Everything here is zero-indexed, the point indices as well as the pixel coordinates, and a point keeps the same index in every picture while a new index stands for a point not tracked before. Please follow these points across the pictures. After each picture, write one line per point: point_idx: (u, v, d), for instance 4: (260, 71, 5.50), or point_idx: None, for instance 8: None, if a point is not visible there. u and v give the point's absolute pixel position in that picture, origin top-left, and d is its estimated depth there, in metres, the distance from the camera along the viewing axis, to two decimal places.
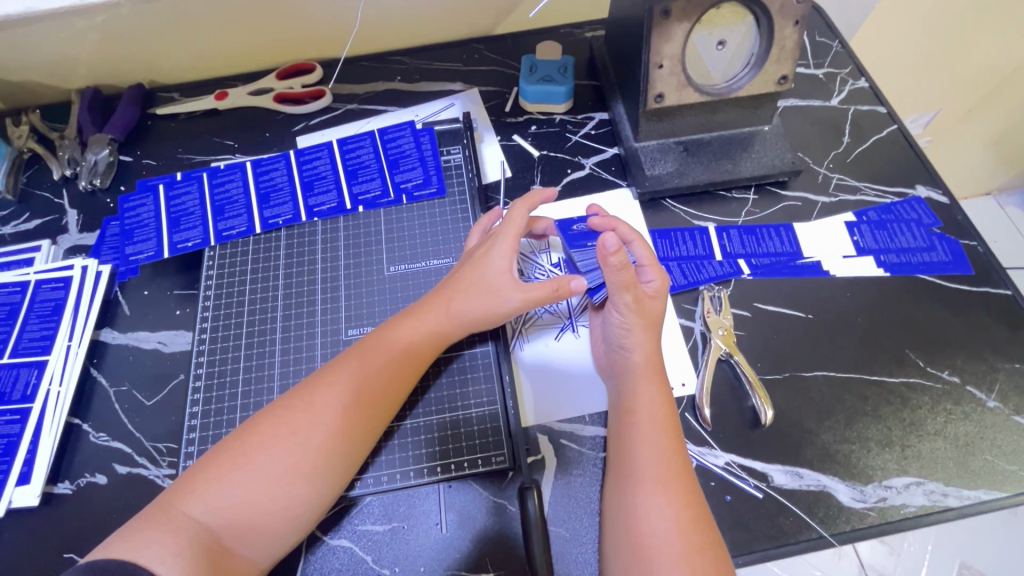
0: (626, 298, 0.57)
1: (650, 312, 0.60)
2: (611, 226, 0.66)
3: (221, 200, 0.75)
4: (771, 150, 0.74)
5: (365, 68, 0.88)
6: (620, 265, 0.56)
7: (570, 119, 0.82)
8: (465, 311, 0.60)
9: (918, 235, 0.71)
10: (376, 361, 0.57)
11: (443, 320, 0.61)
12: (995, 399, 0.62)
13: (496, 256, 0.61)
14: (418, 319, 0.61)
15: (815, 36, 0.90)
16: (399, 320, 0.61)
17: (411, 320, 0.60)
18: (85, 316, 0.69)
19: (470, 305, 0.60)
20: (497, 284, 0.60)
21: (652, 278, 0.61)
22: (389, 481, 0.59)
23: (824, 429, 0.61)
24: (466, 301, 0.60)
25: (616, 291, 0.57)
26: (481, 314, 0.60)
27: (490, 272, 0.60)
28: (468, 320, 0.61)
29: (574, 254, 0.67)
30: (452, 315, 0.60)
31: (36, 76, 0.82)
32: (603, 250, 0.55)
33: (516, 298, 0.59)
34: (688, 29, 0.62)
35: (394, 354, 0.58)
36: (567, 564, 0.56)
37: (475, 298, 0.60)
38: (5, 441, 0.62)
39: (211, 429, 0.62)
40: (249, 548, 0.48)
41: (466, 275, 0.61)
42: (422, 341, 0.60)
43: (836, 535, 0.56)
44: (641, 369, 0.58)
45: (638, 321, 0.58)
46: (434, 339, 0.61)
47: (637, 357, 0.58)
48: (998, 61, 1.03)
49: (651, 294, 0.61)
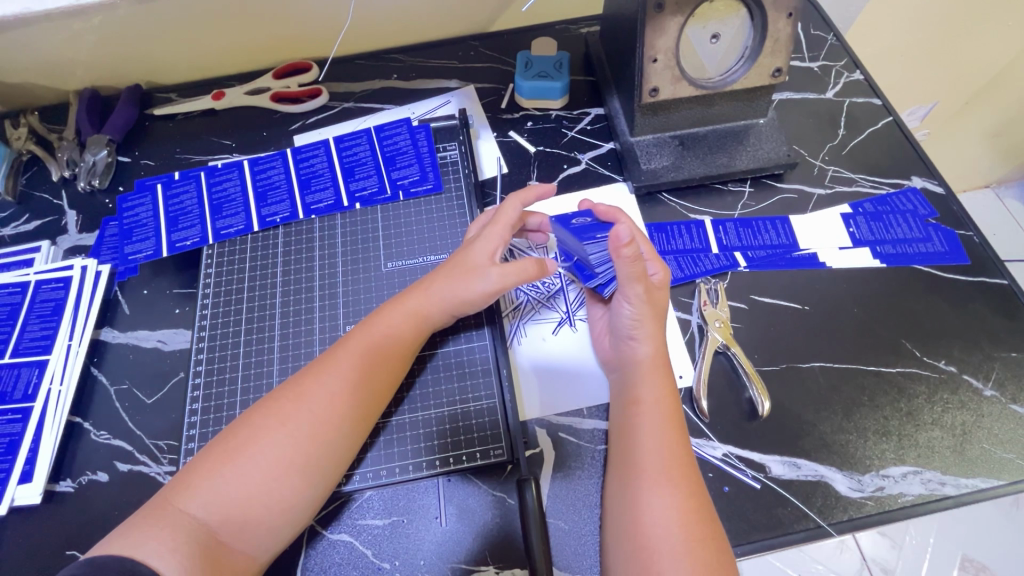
0: (638, 290, 0.58)
1: (656, 303, 0.60)
2: (616, 218, 0.64)
3: (219, 199, 0.76)
4: (766, 142, 0.74)
5: (361, 67, 0.89)
6: (632, 256, 0.56)
7: (565, 115, 0.82)
8: (445, 295, 0.61)
9: (913, 226, 0.72)
10: (363, 350, 0.57)
11: (430, 309, 0.61)
12: (991, 388, 0.62)
13: (481, 242, 0.62)
14: (403, 308, 0.61)
15: (810, 29, 0.90)
16: (385, 309, 0.61)
17: (397, 311, 0.60)
18: (85, 316, 0.69)
19: (455, 290, 0.61)
20: (480, 265, 0.61)
21: (658, 270, 0.62)
22: (388, 475, 0.59)
23: (822, 419, 0.61)
24: (450, 290, 0.61)
25: (628, 283, 0.58)
26: (465, 298, 0.61)
27: (471, 258, 0.62)
28: (451, 304, 0.61)
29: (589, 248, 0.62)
30: (438, 303, 0.61)
31: (35, 79, 0.82)
32: (615, 241, 0.56)
33: (495, 276, 0.60)
34: (681, 22, 0.62)
35: (380, 341, 0.58)
36: (567, 555, 0.56)
37: (457, 277, 0.61)
38: (6, 440, 0.62)
39: (210, 425, 0.62)
40: (246, 543, 0.49)
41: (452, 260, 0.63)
42: (407, 331, 0.60)
43: (834, 525, 0.57)
44: (651, 361, 0.58)
45: (648, 312, 0.59)
46: (417, 324, 0.61)
47: (646, 350, 0.59)
48: (994, 52, 1.03)
49: (657, 285, 0.61)
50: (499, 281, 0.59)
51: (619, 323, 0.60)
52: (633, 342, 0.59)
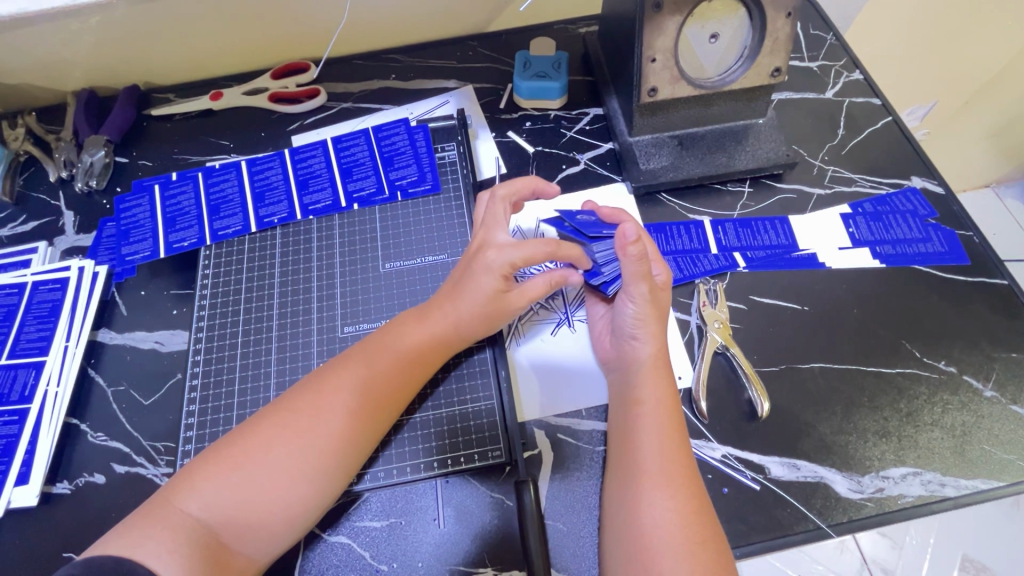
0: (642, 289, 0.57)
1: (659, 302, 0.60)
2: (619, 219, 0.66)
3: (216, 200, 0.76)
4: (765, 142, 0.74)
5: (359, 67, 0.89)
6: (638, 255, 0.56)
7: (564, 115, 0.82)
8: (471, 317, 0.60)
9: (913, 226, 0.71)
10: (383, 367, 0.57)
11: (449, 332, 0.60)
12: (992, 388, 0.62)
13: (483, 281, 0.59)
14: (419, 334, 0.59)
15: (809, 29, 0.90)
16: (405, 328, 0.60)
17: (413, 330, 0.59)
18: (82, 316, 0.69)
19: (476, 324, 0.60)
20: (498, 305, 0.60)
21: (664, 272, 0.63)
22: (387, 477, 0.59)
23: (821, 420, 0.61)
24: (472, 326, 0.60)
25: (632, 282, 0.57)
26: (489, 326, 0.61)
27: (482, 300, 0.59)
28: (474, 331, 0.61)
29: (591, 246, 0.62)
30: (458, 332, 0.60)
31: (32, 79, 0.82)
32: (622, 238, 0.55)
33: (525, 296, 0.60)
34: (680, 22, 0.62)
35: (401, 359, 0.58)
36: (566, 557, 0.56)
37: (480, 319, 0.60)
38: (3, 441, 0.62)
39: (208, 426, 0.62)
40: (248, 546, 0.49)
41: (466, 279, 0.60)
42: (424, 348, 0.59)
43: (834, 526, 0.56)
44: (652, 361, 0.58)
45: (651, 311, 0.59)
46: (441, 347, 0.60)
47: (648, 347, 0.58)
48: (994, 51, 1.02)
49: (660, 286, 0.61)
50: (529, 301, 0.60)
51: (621, 322, 0.59)
52: (632, 339, 0.59)
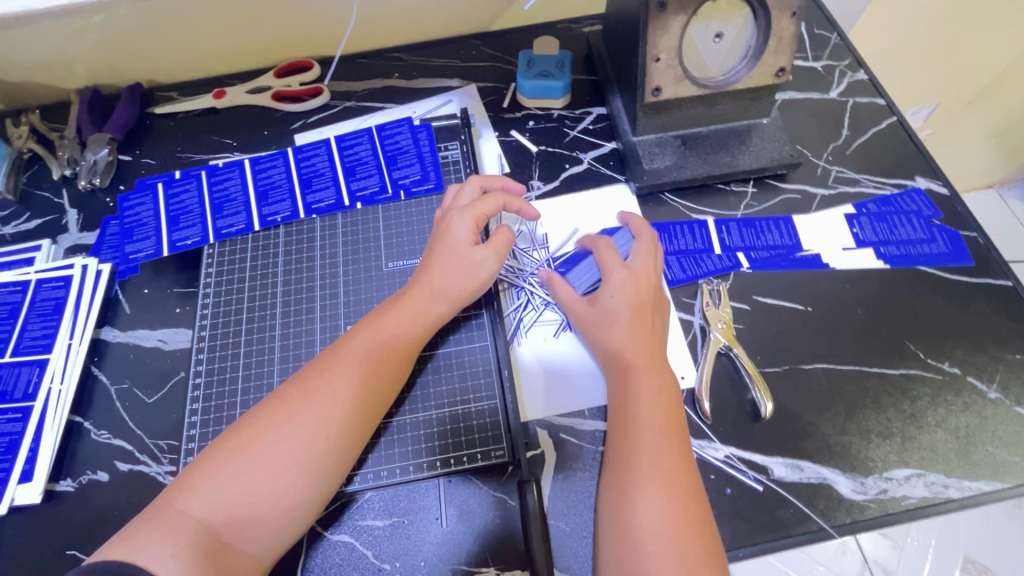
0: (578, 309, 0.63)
1: (601, 314, 0.61)
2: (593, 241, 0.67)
3: (220, 198, 0.76)
4: (769, 142, 0.74)
5: (363, 66, 0.89)
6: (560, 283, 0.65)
7: (568, 114, 0.82)
8: (450, 279, 0.61)
9: (917, 226, 0.71)
10: (367, 349, 0.57)
11: (428, 300, 0.61)
12: (996, 390, 0.62)
13: (461, 228, 0.63)
14: (401, 308, 0.60)
15: (813, 28, 0.90)
16: (387, 310, 0.61)
17: (396, 311, 0.60)
18: (86, 314, 0.69)
19: (452, 277, 0.61)
20: (467, 249, 0.62)
21: (616, 273, 0.62)
22: (389, 476, 0.59)
23: (824, 421, 0.61)
24: (447, 278, 0.61)
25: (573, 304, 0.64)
26: (464, 284, 0.61)
27: (459, 245, 0.62)
28: (451, 292, 0.61)
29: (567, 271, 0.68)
30: (437, 294, 0.61)
31: (36, 77, 0.82)
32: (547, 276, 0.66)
33: (492, 258, 0.62)
34: (684, 21, 0.62)
35: (386, 340, 0.58)
36: (568, 557, 0.55)
37: (455, 267, 0.62)
38: (7, 439, 0.62)
39: (211, 425, 0.62)
40: (249, 543, 0.48)
41: (441, 249, 0.63)
42: (408, 327, 0.60)
43: (837, 527, 0.56)
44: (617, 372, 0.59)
45: (595, 325, 0.61)
46: (422, 320, 0.61)
47: (609, 343, 0.60)
48: (998, 52, 1.02)
49: (609, 288, 0.61)
50: (497, 265, 0.62)
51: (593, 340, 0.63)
52: (590, 337, 0.62)
